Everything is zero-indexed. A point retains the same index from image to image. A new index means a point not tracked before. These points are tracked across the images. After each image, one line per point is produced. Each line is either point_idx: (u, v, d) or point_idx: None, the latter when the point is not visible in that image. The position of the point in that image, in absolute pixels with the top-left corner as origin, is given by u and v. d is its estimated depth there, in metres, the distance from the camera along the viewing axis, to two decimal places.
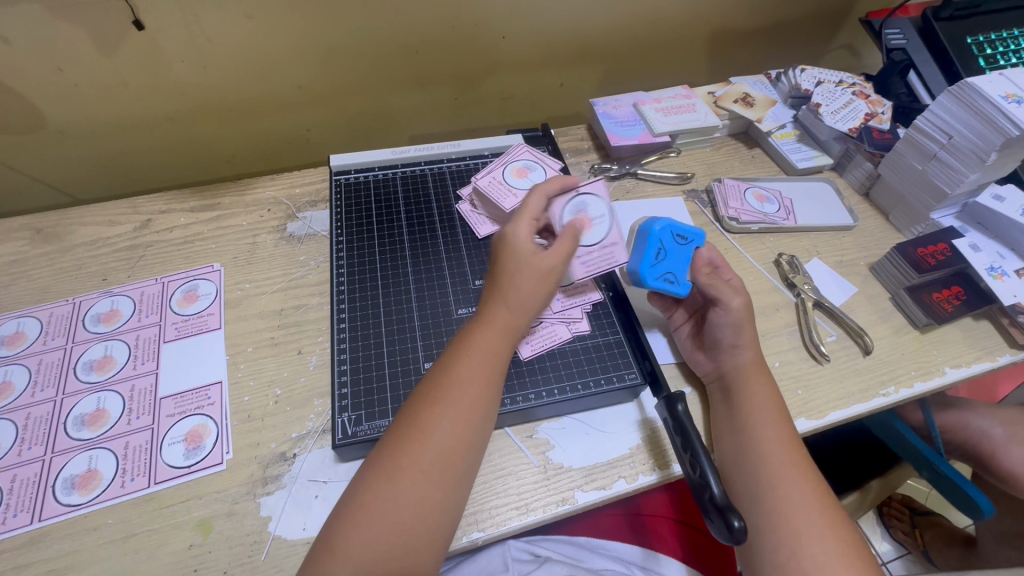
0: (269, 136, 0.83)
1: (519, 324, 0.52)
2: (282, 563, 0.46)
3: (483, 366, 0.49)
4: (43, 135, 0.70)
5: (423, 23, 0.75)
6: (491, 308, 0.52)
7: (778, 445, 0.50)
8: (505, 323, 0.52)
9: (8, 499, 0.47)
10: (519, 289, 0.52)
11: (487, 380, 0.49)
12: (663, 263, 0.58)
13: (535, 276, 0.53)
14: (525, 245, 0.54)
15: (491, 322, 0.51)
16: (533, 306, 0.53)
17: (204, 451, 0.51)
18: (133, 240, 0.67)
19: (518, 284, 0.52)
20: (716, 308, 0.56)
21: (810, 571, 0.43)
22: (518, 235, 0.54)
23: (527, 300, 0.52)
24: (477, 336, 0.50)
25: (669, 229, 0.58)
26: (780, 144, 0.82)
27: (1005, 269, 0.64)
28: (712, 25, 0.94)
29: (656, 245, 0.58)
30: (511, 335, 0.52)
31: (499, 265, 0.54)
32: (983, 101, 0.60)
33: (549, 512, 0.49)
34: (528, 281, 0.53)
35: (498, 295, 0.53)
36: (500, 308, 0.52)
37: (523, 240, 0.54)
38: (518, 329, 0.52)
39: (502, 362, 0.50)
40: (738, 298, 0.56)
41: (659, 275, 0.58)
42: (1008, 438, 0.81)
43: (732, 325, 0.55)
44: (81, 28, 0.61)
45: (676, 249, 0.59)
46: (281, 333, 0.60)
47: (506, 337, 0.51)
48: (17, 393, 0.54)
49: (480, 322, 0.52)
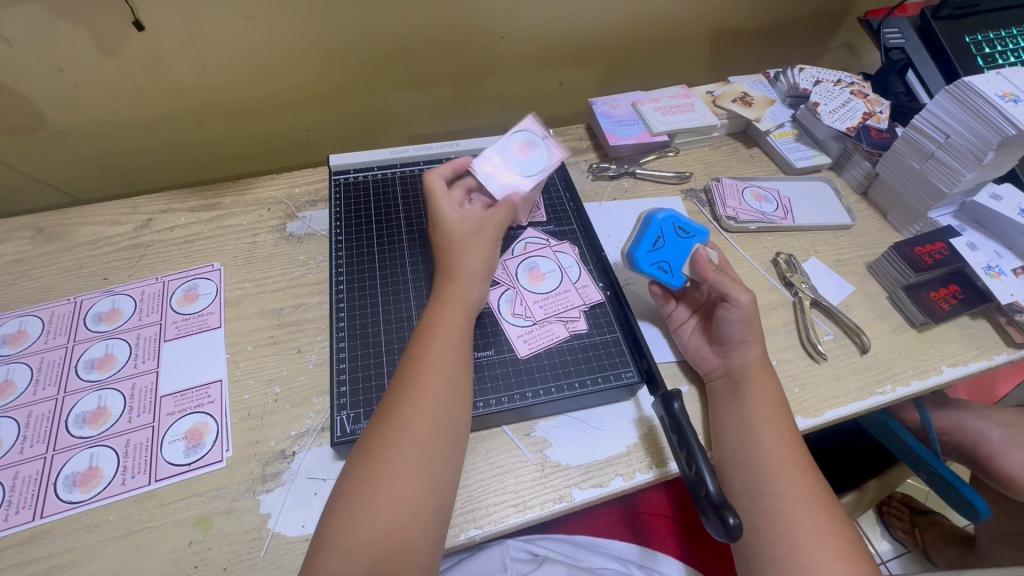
0: (269, 136, 0.83)
1: (472, 296, 0.54)
2: (281, 559, 0.46)
3: (440, 342, 0.50)
4: (44, 135, 0.71)
5: (422, 24, 0.76)
6: (441, 286, 0.54)
7: (775, 442, 0.50)
8: (456, 297, 0.53)
9: (10, 496, 0.48)
10: (461, 261, 0.54)
11: (453, 361, 0.49)
12: (660, 251, 0.59)
13: (470, 243, 0.55)
14: (453, 219, 0.56)
15: (442, 300, 0.53)
16: (481, 273, 0.54)
17: (204, 449, 0.51)
18: (134, 239, 0.68)
19: (458, 256, 0.55)
20: (724, 304, 0.55)
21: (806, 567, 0.44)
22: (445, 213, 0.57)
23: (472, 268, 0.54)
24: (432, 316, 0.52)
25: (672, 220, 0.60)
26: (778, 143, 0.82)
27: (1002, 268, 0.65)
28: (711, 24, 0.95)
29: (656, 232, 0.59)
30: (465, 308, 0.53)
31: (439, 246, 0.56)
32: (979, 99, 0.60)
33: (546, 510, 0.49)
34: (468, 250, 0.55)
35: (446, 273, 0.54)
36: (450, 284, 0.53)
37: (451, 213, 0.57)
38: (472, 298, 0.54)
39: (460, 336, 0.51)
40: (748, 296, 0.54)
41: (654, 262, 0.58)
42: (1005, 440, 0.81)
43: (742, 322, 0.54)
44: (81, 28, 0.61)
45: (676, 240, 0.59)
46: (281, 332, 0.60)
47: (459, 310, 0.52)
48: (19, 391, 0.54)
49: (436, 301, 0.53)
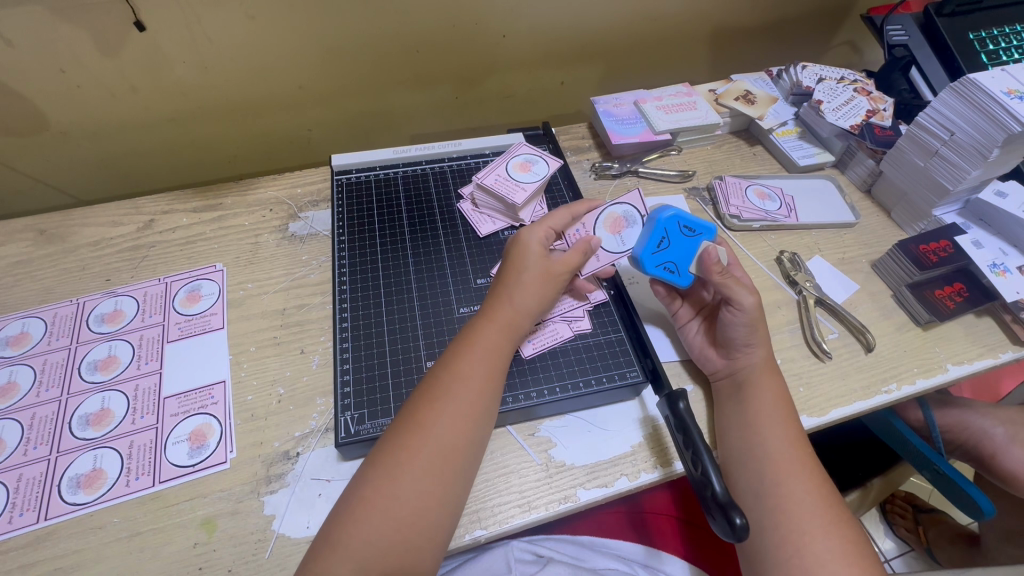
0: (270, 137, 0.83)
1: (522, 325, 0.53)
2: (286, 560, 0.46)
3: (485, 364, 0.50)
4: (46, 136, 0.71)
5: (424, 23, 0.75)
6: (493, 305, 0.53)
7: (779, 442, 0.50)
8: (507, 321, 0.52)
9: (14, 499, 0.48)
10: (522, 289, 0.53)
11: (487, 379, 0.49)
12: (666, 252, 0.58)
13: (540, 277, 0.54)
14: (536, 246, 0.56)
15: (492, 319, 0.52)
16: (535, 307, 0.53)
17: (208, 450, 0.51)
18: (136, 240, 0.67)
19: (521, 283, 0.54)
20: (729, 308, 0.55)
21: (812, 567, 0.43)
22: (531, 236, 0.56)
23: (529, 300, 0.53)
24: (477, 332, 0.51)
25: (677, 219, 0.58)
26: (781, 141, 0.82)
27: (1007, 266, 0.64)
28: (713, 22, 0.94)
29: (660, 232, 0.58)
30: (512, 334, 0.52)
31: (510, 264, 0.55)
32: (985, 96, 0.60)
33: (551, 510, 0.49)
34: (535, 281, 0.54)
35: (503, 293, 0.54)
36: (501, 305, 0.53)
37: (536, 243, 0.56)
38: (519, 329, 0.53)
39: (502, 360, 0.51)
40: (751, 297, 0.54)
41: (659, 264, 0.57)
42: (1009, 438, 0.81)
43: (746, 326, 0.54)
44: (82, 29, 0.61)
45: (681, 240, 0.58)
46: (284, 332, 0.60)
47: (506, 335, 0.52)
48: (22, 393, 0.54)
49: (481, 317, 0.53)
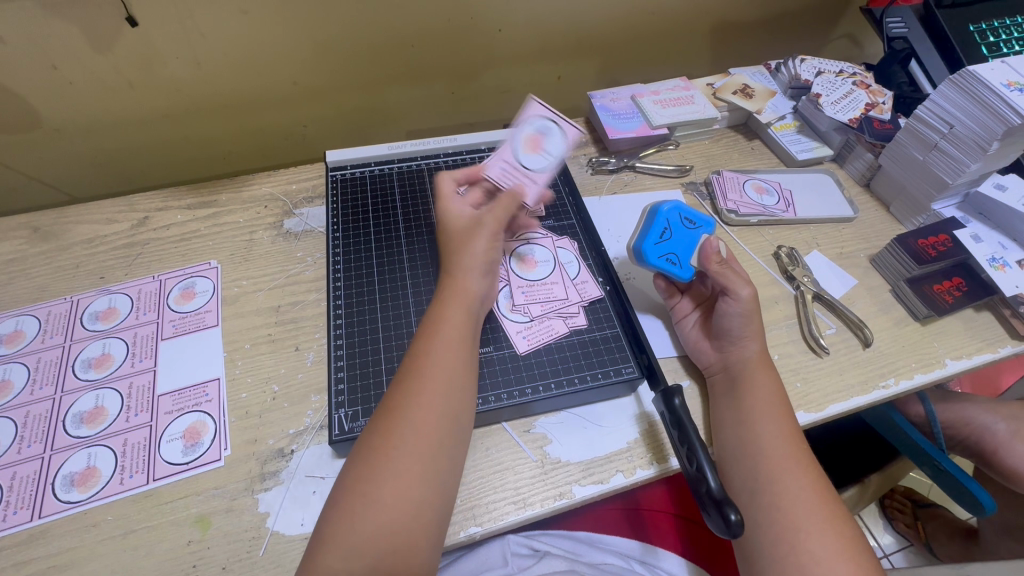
0: (267, 133, 0.83)
1: (479, 291, 0.53)
2: (280, 559, 0.46)
3: (448, 336, 0.49)
4: (39, 133, 0.70)
5: (420, 18, 0.75)
6: (449, 281, 0.54)
7: (775, 437, 0.49)
8: (463, 291, 0.52)
9: (8, 496, 0.48)
10: (467, 256, 0.54)
11: (459, 357, 0.49)
12: (668, 243, 0.59)
13: (476, 238, 0.55)
14: (459, 218, 0.57)
15: (451, 295, 0.52)
16: (489, 271, 0.54)
17: (203, 448, 0.51)
18: (131, 237, 0.67)
19: (465, 251, 0.54)
20: (725, 298, 0.55)
21: (808, 565, 0.43)
22: (452, 212, 0.58)
23: (476, 264, 0.54)
24: (442, 313, 0.51)
25: (677, 211, 0.60)
26: (779, 135, 0.81)
27: (1006, 260, 0.64)
28: (713, 16, 0.93)
29: (662, 224, 0.59)
30: (470, 302, 0.52)
31: (450, 243, 0.56)
32: (984, 88, 0.59)
33: (547, 507, 0.49)
34: (472, 245, 0.54)
35: (454, 268, 0.54)
36: (455, 279, 0.53)
37: (457, 214, 0.58)
38: (476, 295, 0.53)
39: (468, 332, 0.51)
40: (748, 288, 0.55)
41: (662, 255, 0.58)
42: (1011, 434, 0.80)
43: (741, 317, 0.54)
44: (73, 24, 0.61)
45: (682, 232, 0.59)
46: (279, 330, 0.60)
47: (466, 303, 0.52)
48: (16, 391, 0.54)
49: (442, 296, 0.53)
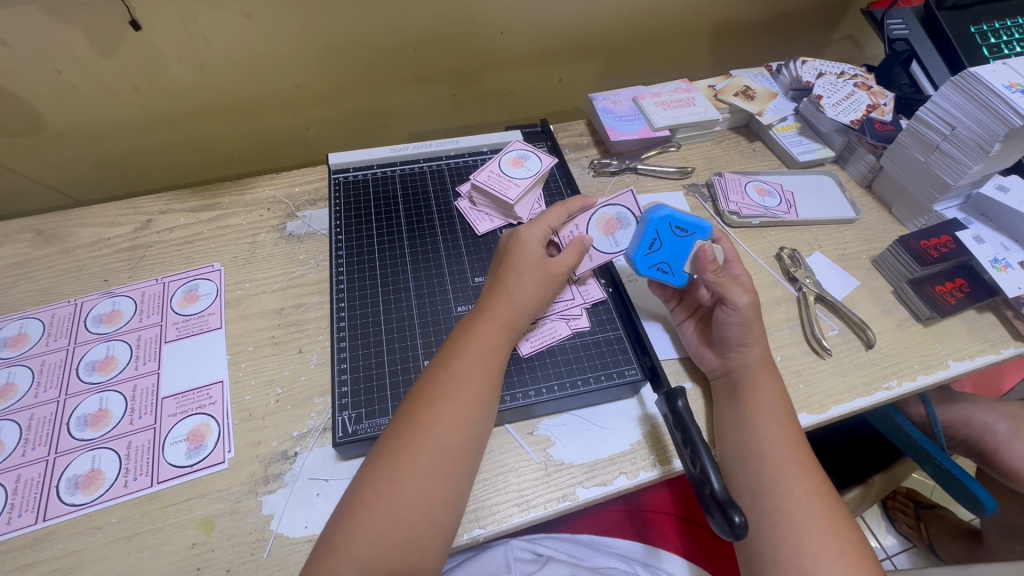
0: (269, 136, 0.83)
1: (519, 323, 0.53)
2: (284, 561, 0.46)
3: (475, 356, 0.49)
4: (43, 136, 0.71)
5: (422, 20, 0.75)
6: (491, 303, 0.53)
7: (778, 439, 0.50)
8: (505, 319, 0.52)
9: (12, 499, 0.48)
10: (521, 286, 0.53)
11: (482, 374, 0.49)
12: (659, 252, 0.58)
13: (538, 275, 0.54)
14: (535, 245, 0.56)
15: (490, 317, 0.52)
16: (533, 307, 0.54)
17: (206, 450, 0.51)
18: (134, 240, 0.67)
19: (518, 279, 0.54)
20: (722, 306, 0.55)
21: (812, 568, 0.43)
22: (529, 234, 0.57)
23: (528, 299, 0.53)
24: (474, 332, 0.51)
25: (669, 219, 0.57)
26: (780, 137, 0.81)
27: (1009, 261, 0.64)
28: (714, 18, 0.94)
29: (652, 233, 0.58)
30: (510, 333, 0.52)
31: (507, 261, 0.55)
32: (985, 90, 0.59)
33: (549, 509, 0.49)
34: (531, 280, 0.54)
35: (501, 291, 0.53)
36: (501, 303, 0.53)
37: (534, 239, 0.56)
38: (516, 327, 0.53)
39: (500, 358, 0.51)
40: (745, 297, 0.55)
41: (654, 265, 0.58)
42: (1011, 435, 0.80)
43: (740, 325, 0.54)
44: (76, 28, 0.61)
45: (674, 240, 0.58)
46: (281, 332, 0.60)
47: (505, 335, 0.52)
48: (20, 393, 0.54)
49: (481, 317, 0.52)
